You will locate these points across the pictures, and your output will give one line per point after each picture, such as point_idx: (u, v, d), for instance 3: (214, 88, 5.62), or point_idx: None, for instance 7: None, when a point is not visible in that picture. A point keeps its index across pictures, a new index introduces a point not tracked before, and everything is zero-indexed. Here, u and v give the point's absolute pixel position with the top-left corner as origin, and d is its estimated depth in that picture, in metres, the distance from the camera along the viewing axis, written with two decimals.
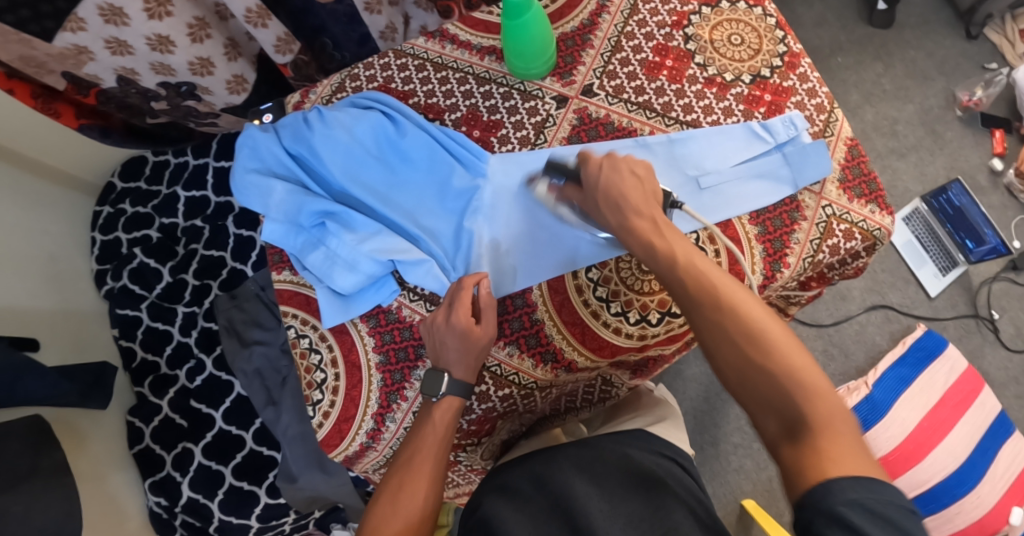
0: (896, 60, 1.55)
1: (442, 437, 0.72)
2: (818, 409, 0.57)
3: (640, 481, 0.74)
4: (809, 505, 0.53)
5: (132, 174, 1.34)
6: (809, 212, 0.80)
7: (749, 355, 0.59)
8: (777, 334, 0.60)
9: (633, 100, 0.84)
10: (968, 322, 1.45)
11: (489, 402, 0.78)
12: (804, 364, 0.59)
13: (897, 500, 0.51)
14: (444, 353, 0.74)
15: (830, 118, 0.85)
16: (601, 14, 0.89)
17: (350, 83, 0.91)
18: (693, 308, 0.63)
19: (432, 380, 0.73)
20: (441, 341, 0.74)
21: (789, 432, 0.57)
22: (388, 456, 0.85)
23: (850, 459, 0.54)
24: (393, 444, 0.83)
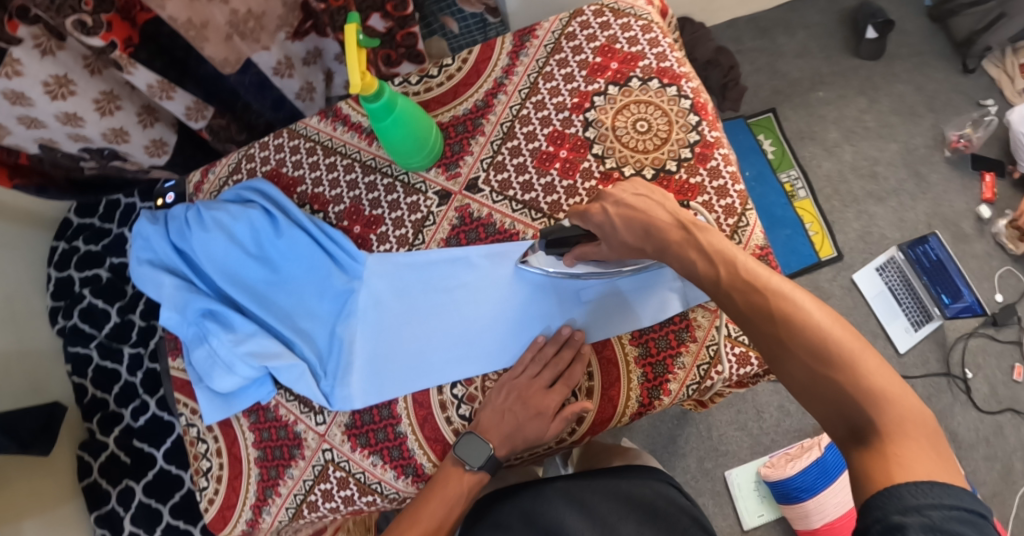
0: (881, 94, 1.44)
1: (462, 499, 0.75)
2: (888, 413, 0.52)
3: (634, 511, 0.73)
4: (874, 513, 0.49)
5: (87, 212, 1.35)
6: (700, 332, 0.76)
7: (813, 363, 0.55)
8: (833, 330, 0.56)
9: (519, 198, 0.79)
10: (939, 380, 1.36)
11: (355, 505, 0.78)
12: (863, 351, 0.54)
13: (970, 508, 0.47)
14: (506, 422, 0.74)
15: (739, 222, 0.80)
16: (497, 94, 0.84)
17: (246, 164, 0.89)
18: (740, 311, 0.60)
19: (477, 451, 0.73)
20: (511, 407, 0.73)
21: (857, 439, 0.53)
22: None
23: (930, 462, 0.50)
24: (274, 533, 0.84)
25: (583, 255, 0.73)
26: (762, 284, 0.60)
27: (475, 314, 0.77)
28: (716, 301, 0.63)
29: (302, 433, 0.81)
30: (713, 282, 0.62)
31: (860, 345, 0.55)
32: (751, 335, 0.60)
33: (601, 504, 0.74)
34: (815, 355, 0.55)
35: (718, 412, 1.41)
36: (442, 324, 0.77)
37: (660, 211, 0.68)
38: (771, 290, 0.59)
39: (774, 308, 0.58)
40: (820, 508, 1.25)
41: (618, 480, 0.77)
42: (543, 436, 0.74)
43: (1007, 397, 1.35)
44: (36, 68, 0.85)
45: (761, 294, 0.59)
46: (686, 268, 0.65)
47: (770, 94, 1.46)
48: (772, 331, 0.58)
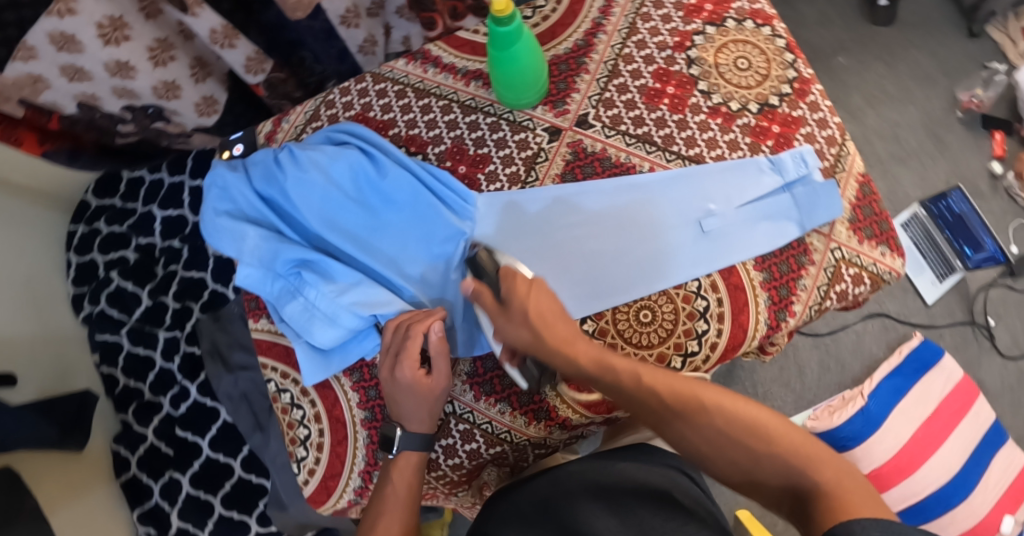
0: (899, 61, 1.50)
1: (408, 494, 0.70)
2: (826, 474, 0.55)
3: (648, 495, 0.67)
4: None
5: (106, 191, 1.25)
6: (817, 256, 0.77)
7: (748, 445, 0.58)
8: (752, 410, 0.60)
9: (631, 132, 0.78)
10: (964, 330, 1.43)
11: (474, 443, 0.75)
12: (781, 424, 0.59)
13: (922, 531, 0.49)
14: (397, 407, 0.71)
15: (841, 152, 0.81)
16: (597, 33, 0.82)
17: (326, 111, 0.85)
18: (666, 415, 0.62)
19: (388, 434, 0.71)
20: (396, 392, 0.71)
21: (807, 505, 0.55)
22: None
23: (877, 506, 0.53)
24: None
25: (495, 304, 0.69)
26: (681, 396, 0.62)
27: (611, 240, 0.75)
28: (638, 410, 0.63)
29: None
30: (630, 386, 0.63)
31: (778, 421, 0.59)
32: (685, 436, 0.61)
33: (613, 494, 0.68)
34: (749, 439, 0.58)
35: (761, 371, 1.43)
36: (563, 256, 0.75)
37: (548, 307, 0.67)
38: (685, 388, 0.62)
39: (698, 401, 0.61)
40: (867, 454, 1.31)
41: (633, 465, 0.72)
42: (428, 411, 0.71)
43: None
44: (91, 7, 0.78)
45: (683, 398, 0.61)
46: (594, 373, 0.64)
47: None
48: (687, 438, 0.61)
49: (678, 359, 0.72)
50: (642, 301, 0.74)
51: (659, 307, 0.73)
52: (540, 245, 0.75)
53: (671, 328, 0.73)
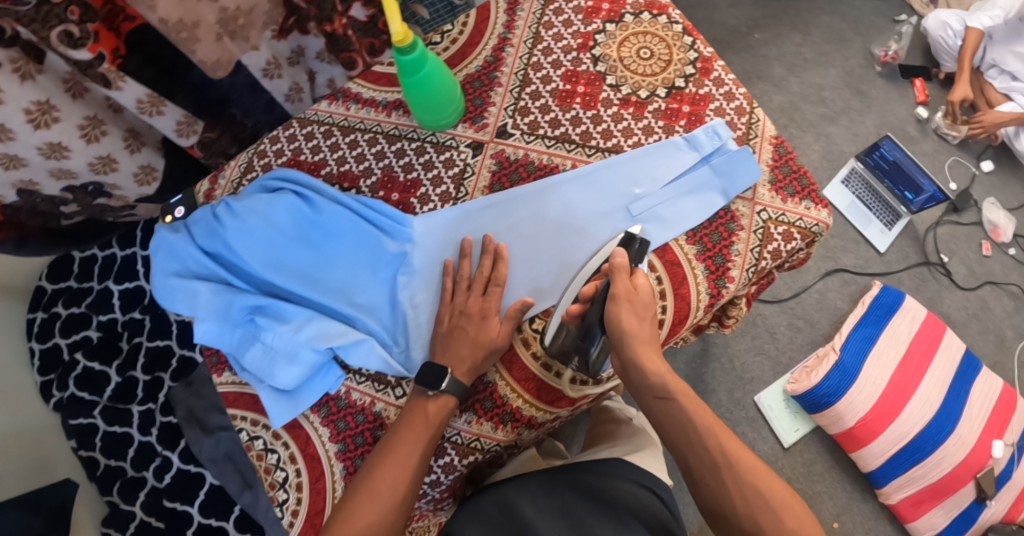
0: (812, 27, 1.58)
1: (431, 434, 0.72)
2: None
3: (603, 505, 0.76)
4: None
5: (60, 274, 1.26)
6: (744, 221, 0.80)
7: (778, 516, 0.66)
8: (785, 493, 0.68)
9: (550, 134, 0.81)
10: (921, 271, 1.49)
11: (447, 457, 0.76)
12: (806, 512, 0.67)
13: None
14: (456, 352, 0.74)
15: (751, 120, 0.84)
16: (505, 48, 0.86)
17: (259, 161, 0.88)
18: (724, 461, 0.68)
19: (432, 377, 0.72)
20: (459, 328, 0.75)
21: None
22: None
23: None
24: None
25: (581, 298, 0.74)
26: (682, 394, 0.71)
27: (552, 239, 0.78)
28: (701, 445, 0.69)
29: (382, 412, 0.79)
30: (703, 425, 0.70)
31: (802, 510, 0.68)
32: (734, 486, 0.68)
33: (578, 502, 0.77)
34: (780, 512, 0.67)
35: (735, 343, 1.46)
36: (524, 254, 0.78)
37: (621, 305, 0.70)
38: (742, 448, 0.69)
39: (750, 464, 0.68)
40: (851, 407, 1.33)
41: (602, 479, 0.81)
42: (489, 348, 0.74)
43: (982, 273, 1.49)
44: (17, 94, 0.81)
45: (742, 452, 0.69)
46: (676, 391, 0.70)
47: (712, 44, 1.57)
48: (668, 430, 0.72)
49: None
50: None
51: None
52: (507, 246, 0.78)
53: None
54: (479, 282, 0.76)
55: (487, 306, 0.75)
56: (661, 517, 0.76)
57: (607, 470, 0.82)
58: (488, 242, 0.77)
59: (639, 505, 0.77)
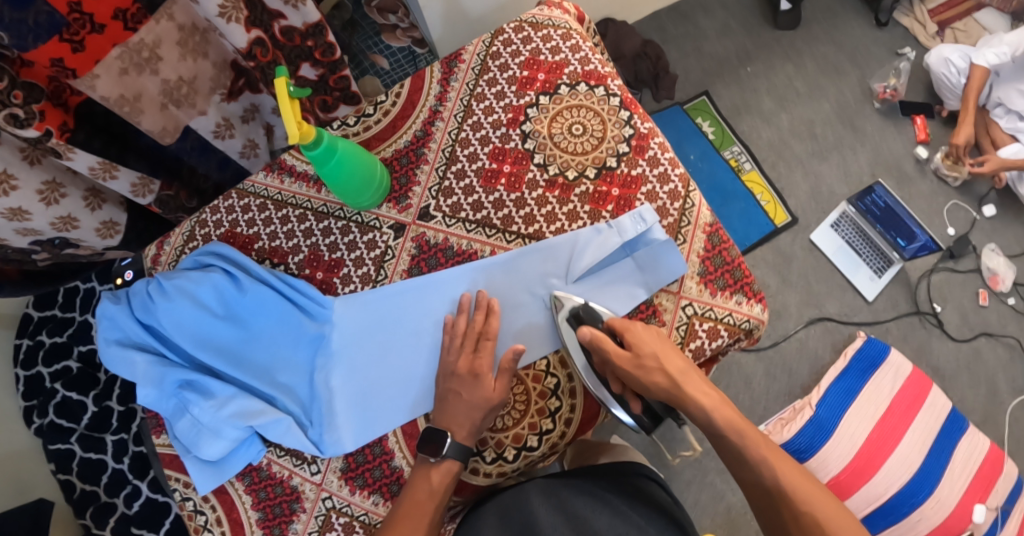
0: (805, 58, 1.53)
1: (439, 500, 0.73)
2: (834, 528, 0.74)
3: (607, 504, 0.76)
4: None
5: (46, 303, 1.33)
6: (667, 316, 0.78)
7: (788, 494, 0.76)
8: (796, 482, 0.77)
9: (471, 218, 0.81)
10: (911, 320, 1.42)
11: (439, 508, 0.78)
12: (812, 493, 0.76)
13: None
14: (451, 414, 0.74)
15: (685, 205, 0.81)
16: (434, 121, 0.86)
17: (200, 230, 0.90)
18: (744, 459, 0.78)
19: (433, 444, 0.73)
20: (454, 391, 0.75)
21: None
22: None
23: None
24: None
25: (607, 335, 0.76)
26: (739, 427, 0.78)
27: (533, 294, 0.78)
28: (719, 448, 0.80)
29: (298, 486, 0.81)
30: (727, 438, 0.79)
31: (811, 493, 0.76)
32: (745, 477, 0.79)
33: (580, 502, 0.76)
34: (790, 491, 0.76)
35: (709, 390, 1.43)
36: (508, 309, 0.78)
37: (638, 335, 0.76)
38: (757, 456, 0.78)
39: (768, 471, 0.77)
40: (824, 464, 1.28)
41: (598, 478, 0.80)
42: (489, 406, 0.74)
43: (977, 323, 1.42)
44: None
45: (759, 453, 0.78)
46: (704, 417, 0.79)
47: (701, 76, 1.52)
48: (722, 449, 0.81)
49: (533, 439, 0.75)
50: None
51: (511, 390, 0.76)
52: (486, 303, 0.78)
53: (524, 408, 0.76)
54: (472, 337, 0.76)
55: (478, 363, 0.75)
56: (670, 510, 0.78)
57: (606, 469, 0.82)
58: (480, 297, 0.77)
59: (640, 495, 0.78)
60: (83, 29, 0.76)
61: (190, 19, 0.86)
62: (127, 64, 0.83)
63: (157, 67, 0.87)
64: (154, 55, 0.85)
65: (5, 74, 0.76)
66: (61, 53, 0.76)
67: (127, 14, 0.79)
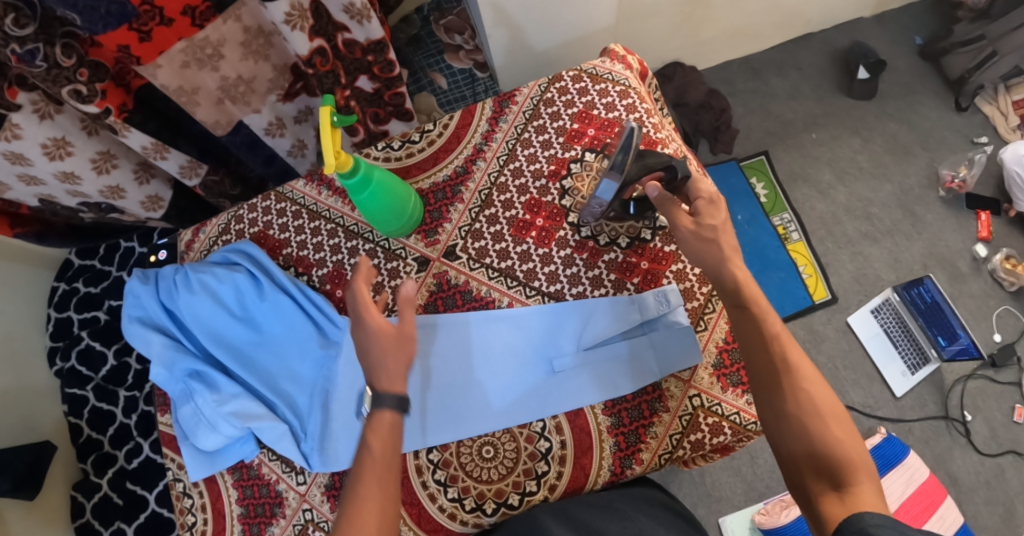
0: (874, 134, 1.47)
1: (388, 453, 0.68)
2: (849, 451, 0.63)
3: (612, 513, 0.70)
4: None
5: (88, 254, 1.41)
6: (672, 402, 0.76)
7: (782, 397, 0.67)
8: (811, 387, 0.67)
9: (495, 265, 0.81)
10: (937, 424, 1.37)
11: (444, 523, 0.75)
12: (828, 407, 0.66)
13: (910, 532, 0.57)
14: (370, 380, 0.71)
15: (713, 291, 0.79)
16: (476, 160, 0.86)
17: (235, 225, 0.92)
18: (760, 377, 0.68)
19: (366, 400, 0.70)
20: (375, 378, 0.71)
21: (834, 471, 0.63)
22: None
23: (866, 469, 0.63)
24: None
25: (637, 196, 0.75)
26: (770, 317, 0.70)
27: (545, 355, 0.77)
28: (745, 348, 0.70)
29: (284, 492, 0.83)
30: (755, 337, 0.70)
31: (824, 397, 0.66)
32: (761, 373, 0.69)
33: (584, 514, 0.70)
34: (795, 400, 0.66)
35: None
36: (518, 365, 0.77)
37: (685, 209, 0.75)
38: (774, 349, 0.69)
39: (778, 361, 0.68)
40: None
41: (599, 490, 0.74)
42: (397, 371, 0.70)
43: (1007, 439, 1.35)
44: (35, 131, 0.87)
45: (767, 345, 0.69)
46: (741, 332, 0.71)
47: (763, 136, 1.48)
48: (789, 439, 0.66)
49: (515, 497, 0.74)
50: (485, 437, 0.76)
51: (501, 444, 0.75)
52: (488, 355, 0.78)
53: (513, 463, 0.75)
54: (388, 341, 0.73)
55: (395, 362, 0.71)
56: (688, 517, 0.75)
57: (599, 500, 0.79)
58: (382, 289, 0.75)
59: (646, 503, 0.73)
60: (152, 21, 0.78)
61: (256, 22, 0.88)
62: (190, 58, 0.86)
63: (218, 64, 0.89)
64: (217, 53, 0.88)
65: (73, 53, 0.77)
66: (128, 41, 0.79)
67: (196, 12, 0.81)
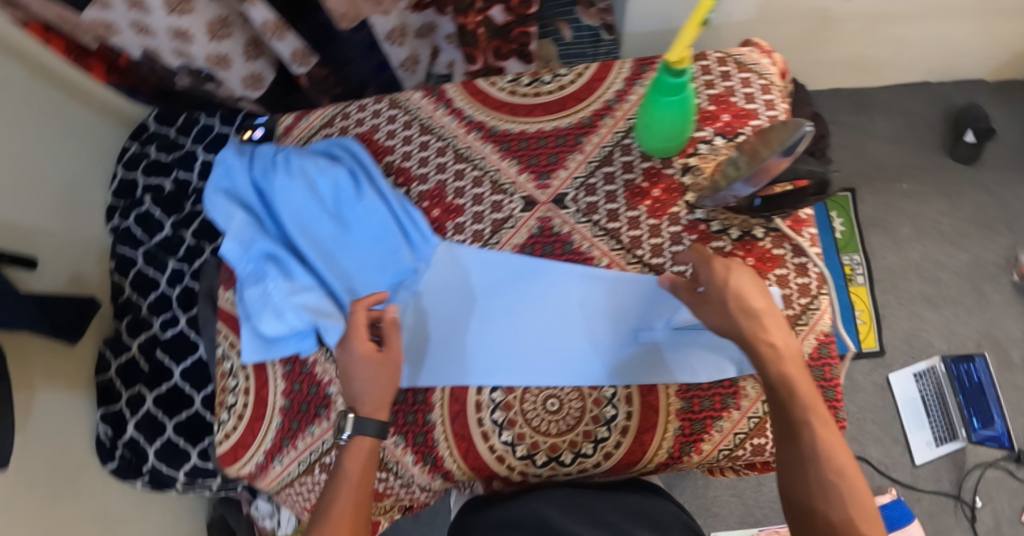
0: (963, 201, 1.43)
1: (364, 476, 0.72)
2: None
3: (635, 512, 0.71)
4: None
5: (165, 121, 1.43)
6: (745, 402, 0.75)
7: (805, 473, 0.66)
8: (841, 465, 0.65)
9: (602, 224, 0.79)
10: (945, 501, 1.35)
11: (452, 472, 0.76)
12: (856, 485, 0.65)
13: None
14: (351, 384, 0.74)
15: (810, 304, 0.79)
16: (605, 115, 0.84)
17: (340, 121, 0.89)
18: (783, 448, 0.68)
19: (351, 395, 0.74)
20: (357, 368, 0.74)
21: None
22: (294, 473, 0.84)
23: None
24: (304, 458, 0.83)
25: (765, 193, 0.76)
26: (816, 414, 0.68)
27: (622, 325, 0.76)
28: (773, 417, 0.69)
29: (333, 394, 0.82)
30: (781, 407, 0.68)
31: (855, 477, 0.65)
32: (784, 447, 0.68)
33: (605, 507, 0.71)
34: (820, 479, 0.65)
35: None
36: (590, 329, 0.76)
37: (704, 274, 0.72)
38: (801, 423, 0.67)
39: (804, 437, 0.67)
40: None
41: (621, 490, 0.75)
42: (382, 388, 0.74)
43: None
44: None
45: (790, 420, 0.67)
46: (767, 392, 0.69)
47: (852, 173, 1.45)
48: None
49: (569, 456, 0.73)
50: (552, 390, 0.74)
51: (567, 399, 0.74)
52: (563, 312, 0.77)
53: (576, 421, 0.74)
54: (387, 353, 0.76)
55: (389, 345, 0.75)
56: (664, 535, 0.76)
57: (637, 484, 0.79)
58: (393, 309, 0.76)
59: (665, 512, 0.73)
60: None
61: None
62: None
63: None
64: None
65: None
66: None
67: None
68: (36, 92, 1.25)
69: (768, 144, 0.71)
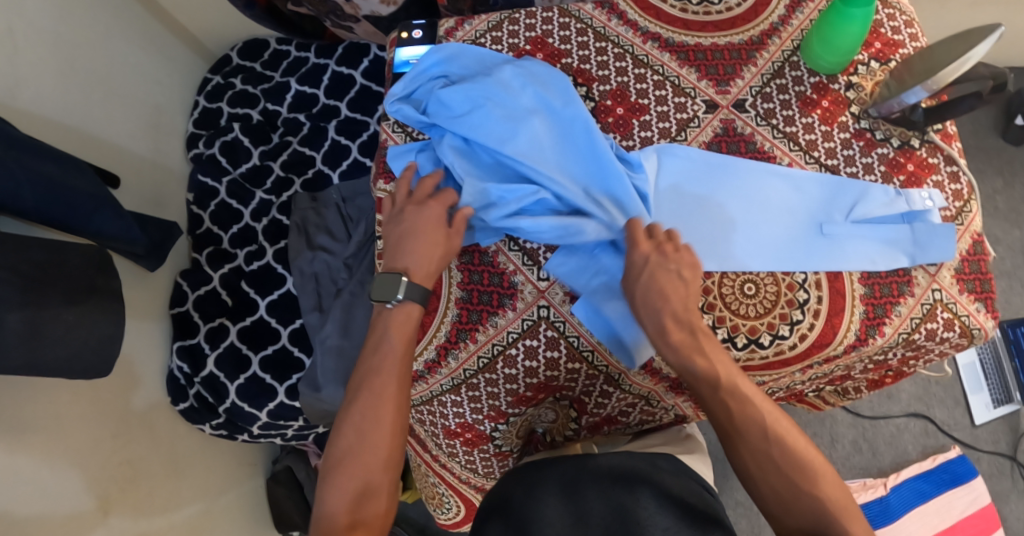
0: (1016, 181, 1.52)
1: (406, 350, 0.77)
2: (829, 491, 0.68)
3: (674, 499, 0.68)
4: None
5: (250, 55, 1.42)
6: (918, 290, 0.78)
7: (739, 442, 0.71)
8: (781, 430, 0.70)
9: (781, 128, 0.83)
10: (1002, 462, 1.40)
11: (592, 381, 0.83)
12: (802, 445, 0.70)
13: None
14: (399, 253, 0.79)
15: (963, 208, 0.81)
16: (772, 36, 0.86)
17: (508, 26, 0.89)
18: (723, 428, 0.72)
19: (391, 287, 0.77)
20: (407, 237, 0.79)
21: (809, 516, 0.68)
22: (469, 368, 0.82)
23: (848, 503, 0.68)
24: (481, 354, 0.81)
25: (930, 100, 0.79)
26: (734, 393, 0.71)
27: (798, 223, 0.80)
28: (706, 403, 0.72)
29: (519, 285, 0.81)
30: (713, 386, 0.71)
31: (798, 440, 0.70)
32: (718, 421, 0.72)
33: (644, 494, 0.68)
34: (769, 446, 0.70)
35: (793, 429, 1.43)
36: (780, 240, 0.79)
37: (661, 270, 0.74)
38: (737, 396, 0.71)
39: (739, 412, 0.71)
40: None
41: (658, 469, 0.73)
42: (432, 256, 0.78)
43: None
44: None
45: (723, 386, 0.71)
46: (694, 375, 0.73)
47: None
48: (783, 515, 0.69)
49: (766, 338, 0.77)
50: (749, 275, 0.78)
51: (763, 284, 0.78)
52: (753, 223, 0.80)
53: (772, 305, 0.78)
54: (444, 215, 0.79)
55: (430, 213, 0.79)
56: (719, 516, 0.69)
57: (803, 380, 0.85)
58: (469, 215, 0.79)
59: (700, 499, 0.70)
60: None
61: None
62: None
63: None
64: None
65: None
66: None
67: None
68: (122, 4, 1.20)
69: (911, 60, 0.78)
